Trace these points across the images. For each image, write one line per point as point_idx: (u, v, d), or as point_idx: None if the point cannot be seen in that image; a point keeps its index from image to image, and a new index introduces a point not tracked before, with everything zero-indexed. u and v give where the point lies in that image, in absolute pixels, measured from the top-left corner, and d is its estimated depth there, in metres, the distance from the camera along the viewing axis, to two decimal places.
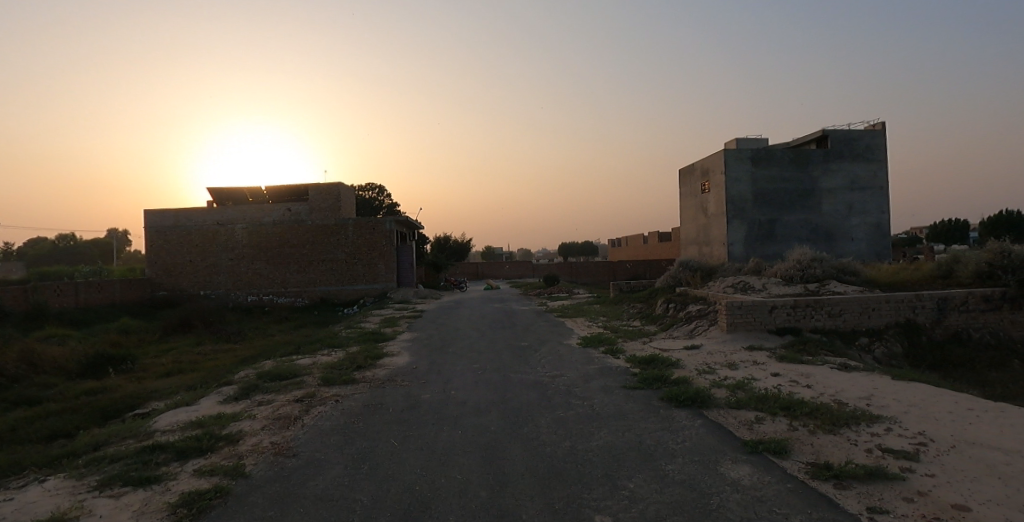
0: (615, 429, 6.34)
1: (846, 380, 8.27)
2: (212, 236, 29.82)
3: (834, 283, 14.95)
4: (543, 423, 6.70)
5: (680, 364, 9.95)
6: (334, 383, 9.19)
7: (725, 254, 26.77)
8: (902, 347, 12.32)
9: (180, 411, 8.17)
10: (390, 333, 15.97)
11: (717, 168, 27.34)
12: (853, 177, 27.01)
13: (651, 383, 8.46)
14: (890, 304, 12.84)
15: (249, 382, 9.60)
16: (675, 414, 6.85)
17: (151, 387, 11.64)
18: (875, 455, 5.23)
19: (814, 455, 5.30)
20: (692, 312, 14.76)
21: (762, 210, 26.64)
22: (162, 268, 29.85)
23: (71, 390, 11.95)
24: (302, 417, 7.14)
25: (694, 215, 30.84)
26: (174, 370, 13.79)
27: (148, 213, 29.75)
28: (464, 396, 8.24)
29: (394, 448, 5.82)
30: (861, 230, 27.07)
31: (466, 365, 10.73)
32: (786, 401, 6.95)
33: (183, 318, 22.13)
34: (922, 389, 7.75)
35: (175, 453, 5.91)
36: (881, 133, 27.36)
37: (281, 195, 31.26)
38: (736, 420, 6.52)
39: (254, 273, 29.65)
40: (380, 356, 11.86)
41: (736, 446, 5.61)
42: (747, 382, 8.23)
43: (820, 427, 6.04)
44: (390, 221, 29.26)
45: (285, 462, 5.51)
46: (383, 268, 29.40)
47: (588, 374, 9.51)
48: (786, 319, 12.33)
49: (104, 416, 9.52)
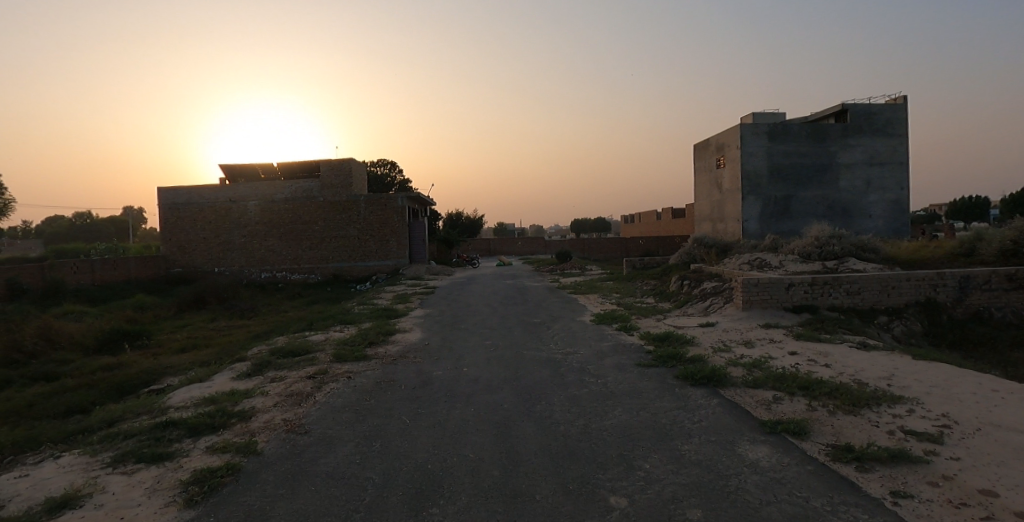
0: (629, 407, 6.25)
1: (866, 360, 8.09)
2: (225, 212, 29.92)
3: (852, 260, 14.65)
4: (557, 401, 6.62)
5: (695, 342, 9.81)
6: (347, 360, 9.18)
7: (739, 230, 26.39)
8: (922, 326, 12.06)
9: (194, 387, 8.21)
10: (402, 309, 15.99)
11: (732, 142, 26.78)
12: (872, 152, 26.35)
13: (666, 361, 8.35)
14: (910, 282, 12.55)
15: (262, 358, 9.63)
16: (690, 393, 6.74)
17: (167, 363, 11.76)
18: (897, 437, 5.09)
19: (834, 436, 5.17)
20: (707, 289, 14.57)
21: (778, 186, 26.14)
22: (176, 245, 30.09)
23: (88, 365, 12.11)
24: (314, 394, 7.13)
25: (708, 191, 30.36)
26: (189, 346, 13.91)
27: (161, 190, 29.90)
28: (476, 373, 8.18)
29: (406, 426, 5.79)
30: (879, 207, 26.51)
31: (477, 342, 10.69)
32: (805, 380, 6.80)
33: (197, 294, 22.33)
34: (945, 368, 7.54)
35: (187, 429, 5.93)
36: (903, 106, 26.56)
37: (293, 171, 31.17)
38: (753, 399, 6.39)
39: (267, 250, 29.77)
40: (392, 333, 11.83)
41: (755, 426, 5.50)
42: (764, 361, 8.09)
43: (840, 408, 5.90)
44: (401, 198, 29.14)
45: (297, 440, 5.50)
46: (395, 245, 29.41)
47: (601, 351, 9.41)
48: (803, 297, 12.11)
49: (119, 391, 9.62)
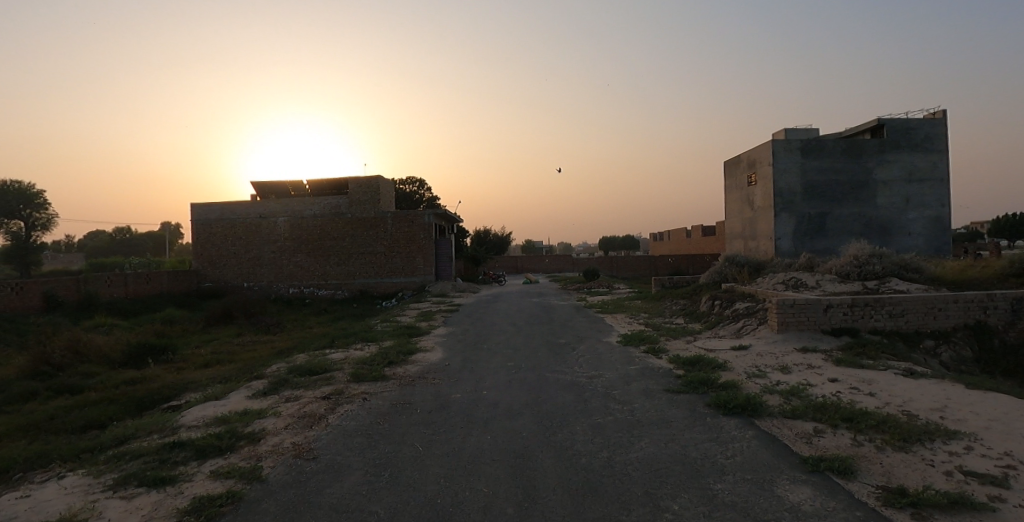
0: (656, 439, 5.85)
1: (915, 389, 7.49)
2: (255, 229, 30.40)
3: (894, 280, 13.89)
4: (579, 430, 6.23)
5: (727, 366, 9.30)
6: (364, 380, 8.96)
7: (772, 248, 25.59)
8: (972, 352, 11.26)
9: (209, 405, 8.06)
10: (425, 327, 15.76)
11: (764, 158, 26.12)
12: (911, 168, 25.35)
13: (696, 387, 7.89)
14: (958, 304, 11.76)
15: (279, 376, 9.46)
16: (723, 423, 6.29)
17: (188, 378, 11.71)
18: (956, 479, 4.56)
19: (884, 477, 4.68)
20: (739, 309, 14.00)
21: (812, 203, 25.32)
22: (208, 260, 30.63)
23: (112, 379, 12.16)
24: (326, 416, 6.90)
25: (740, 208, 29.59)
26: (212, 361, 13.91)
27: (195, 206, 30.57)
28: (496, 396, 7.87)
29: (418, 454, 5.51)
30: (919, 225, 25.42)
31: (499, 363, 10.35)
32: (848, 411, 6.29)
33: (225, 309, 22.55)
34: (1002, 400, 6.90)
35: (194, 451, 5.74)
36: (944, 121, 25.54)
37: (322, 189, 31.56)
38: (792, 432, 5.92)
39: (295, 266, 30.06)
40: (412, 352, 11.59)
41: (795, 463, 5.02)
42: (802, 388, 7.58)
43: (889, 443, 5.38)
44: (428, 215, 29.21)
45: (304, 466, 5.24)
46: (421, 262, 29.40)
47: (629, 375, 9.00)
48: (842, 319, 11.49)
49: (139, 407, 9.57)
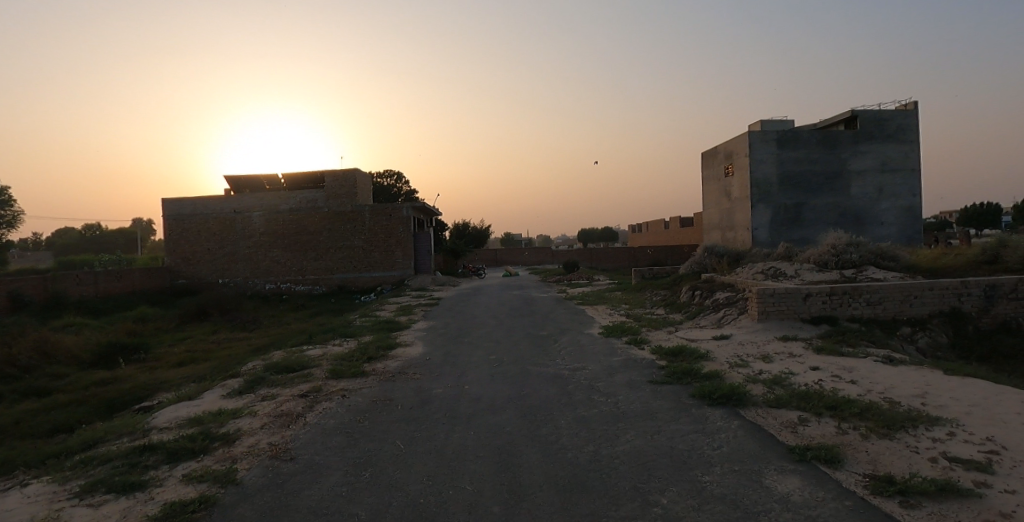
0: (642, 431, 5.77)
1: (895, 376, 7.56)
2: (229, 223, 29.72)
3: (871, 269, 14.09)
4: (564, 424, 6.14)
5: (710, 356, 9.31)
6: (343, 376, 8.75)
7: (749, 239, 25.86)
8: (947, 338, 11.47)
9: (182, 406, 7.78)
10: (405, 322, 15.56)
11: (741, 150, 26.32)
12: (884, 158, 25.78)
13: (680, 378, 7.86)
14: (934, 291, 11.95)
15: (255, 374, 9.19)
16: (708, 414, 6.26)
17: (161, 378, 11.36)
18: (941, 466, 4.56)
19: (871, 465, 4.66)
20: (720, 299, 14.08)
21: (789, 193, 25.60)
22: (182, 256, 29.90)
23: (82, 380, 11.75)
24: (304, 415, 6.70)
25: (717, 199, 29.79)
26: (187, 360, 13.54)
27: (166, 201, 29.77)
28: (478, 391, 7.75)
29: (400, 452, 5.36)
30: (892, 214, 25.90)
31: (481, 357, 10.23)
32: (832, 400, 6.29)
33: (200, 306, 22.04)
34: (980, 385, 6.99)
35: (166, 454, 5.50)
36: (915, 112, 26.01)
37: (298, 183, 30.94)
38: (777, 421, 5.90)
39: (272, 261, 29.51)
40: (392, 347, 11.39)
41: (782, 453, 5.00)
42: (785, 377, 7.60)
43: (873, 431, 5.38)
44: (407, 208, 28.86)
45: (282, 467, 5.06)
46: (400, 256, 29.06)
47: (612, 366, 8.96)
48: (822, 307, 11.60)
49: (109, 409, 9.24)
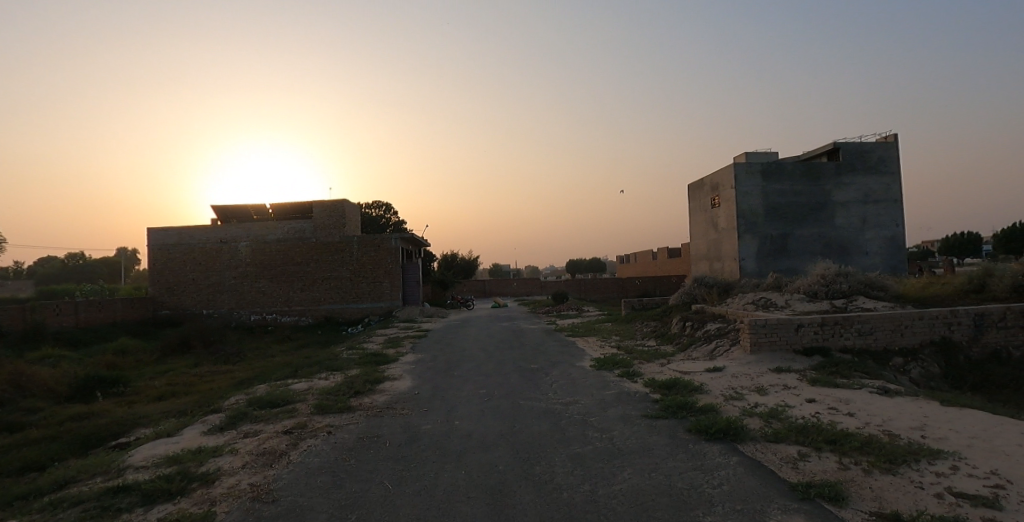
0: (640, 469, 5.59)
1: (892, 407, 7.47)
2: (215, 253, 29.36)
3: (861, 299, 14.13)
4: (558, 461, 5.95)
5: (704, 389, 9.17)
6: (329, 412, 8.49)
7: (737, 269, 25.99)
8: (940, 368, 11.43)
9: (160, 443, 7.45)
10: (393, 354, 15.30)
11: (727, 181, 26.68)
12: (866, 190, 26.24)
13: (675, 412, 7.70)
14: (924, 321, 11.98)
15: (237, 410, 8.88)
16: (706, 449, 6.10)
17: (140, 412, 10.97)
18: (947, 502, 4.43)
19: (876, 502, 4.53)
20: (711, 330, 14.00)
21: (775, 224, 25.88)
22: (166, 287, 29.40)
23: (57, 415, 11.31)
24: (288, 453, 6.43)
25: (705, 230, 30.03)
26: (168, 393, 13.13)
27: (152, 230, 29.41)
28: (469, 426, 7.54)
29: (388, 493, 5.13)
30: (876, 244, 26.23)
31: (471, 391, 10.00)
32: (831, 433, 6.16)
33: (183, 337, 21.57)
34: (979, 416, 6.91)
35: (141, 496, 5.21)
36: (895, 145, 26.63)
37: (286, 213, 30.78)
38: (777, 457, 5.75)
39: (258, 292, 29.11)
40: (380, 380, 11.12)
41: (784, 491, 4.84)
42: (781, 410, 7.47)
43: (875, 466, 5.25)
44: (395, 238, 28.75)
45: (263, 510, 4.80)
46: (388, 286, 28.80)
47: (605, 400, 8.79)
48: (814, 338, 11.55)
49: (84, 445, 8.85)
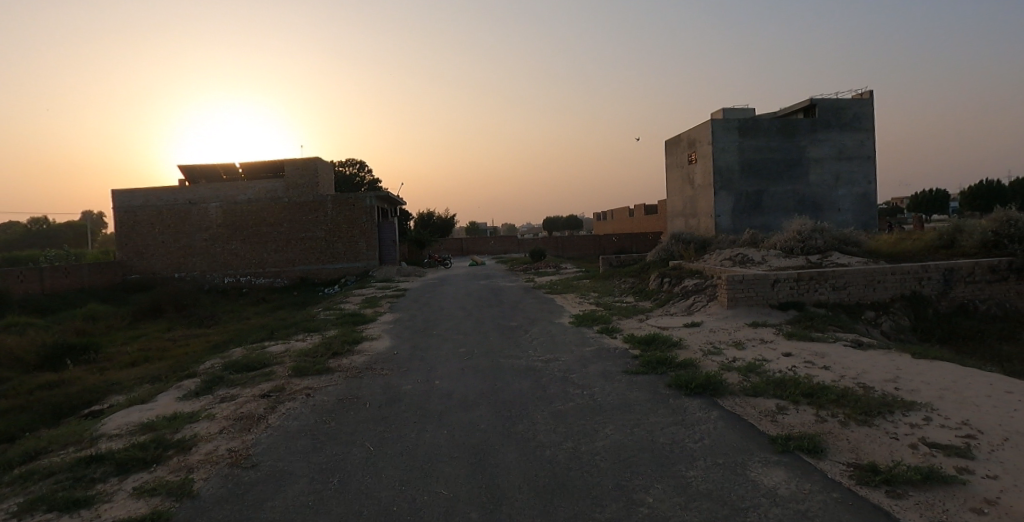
0: (622, 425, 5.63)
1: (866, 360, 7.63)
2: (184, 215, 28.46)
3: (836, 254, 14.35)
4: (540, 419, 5.95)
5: (683, 344, 9.27)
6: (307, 374, 8.37)
7: (712, 226, 26.19)
8: (909, 321, 11.74)
9: (133, 410, 7.27)
10: (371, 315, 15.13)
11: (704, 138, 26.56)
12: (841, 146, 26.39)
13: (655, 367, 7.76)
14: (896, 276, 12.23)
15: (212, 374, 8.70)
16: (686, 404, 6.16)
17: (112, 379, 10.72)
18: (922, 453, 4.54)
19: (854, 453, 4.62)
20: (689, 286, 14.12)
21: (751, 181, 25.99)
22: (134, 250, 28.53)
23: (25, 384, 11.00)
24: (266, 417, 6.32)
25: (681, 187, 30.03)
26: (141, 360, 12.85)
27: (116, 192, 28.31)
28: (449, 386, 7.50)
29: (370, 455, 5.07)
30: (848, 201, 26.58)
31: (450, 350, 9.95)
32: (808, 386, 6.26)
33: (154, 302, 21.04)
34: (949, 368, 7.11)
35: (114, 466, 5.06)
36: (870, 101, 26.70)
37: (255, 172, 29.82)
38: (756, 410, 5.83)
39: (230, 254, 28.46)
40: (358, 341, 11.01)
41: (764, 444, 4.91)
42: (759, 364, 7.58)
43: (851, 418, 5.36)
44: (370, 197, 28.17)
45: (243, 476, 4.70)
46: (364, 246, 28.37)
47: (585, 357, 8.81)
48: (789, 293, 11.72)
49: (54, 415, 8.61)
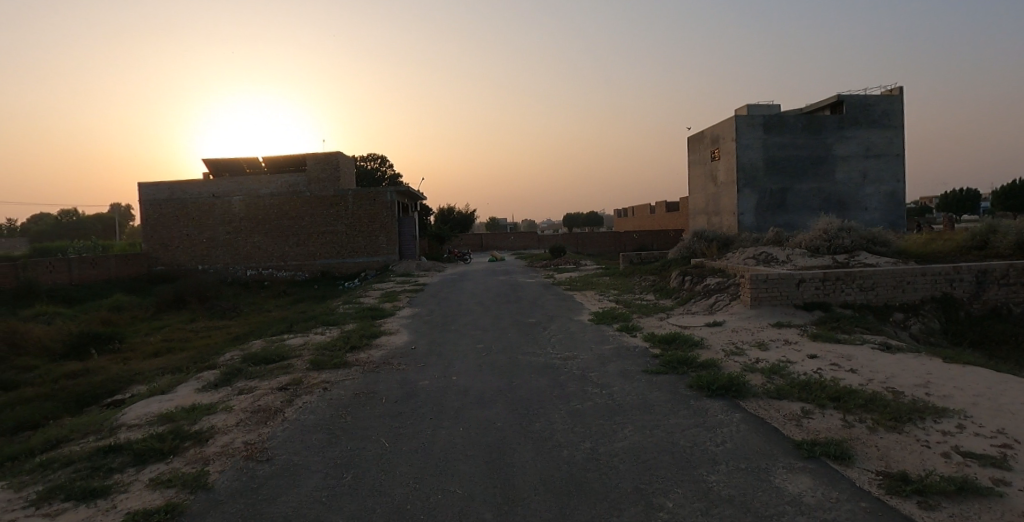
0: (641, 426, 5.50)
1: (894, 364, 7.38)
2: (208, 208, 28.91)
3: (864, 254, 13.97)
4: (557, 418, 5.85)
5: (705, 344, 9.09)
6: (324, 368, 8.39)
7: (735, 224, 25.76)
8: (940, 324, 11.36)
9: (154, 400, 7.35)
10: (389, 309, 15.17)
11: (727, 134, 26.11)
12: (868, 144, 25.73)
13: (675, 367, 7.60)
14: (926, 277, 11.85)
15: (231, 366, 8.77)
16: (708, 406, 6.00)
17: (136, 369, 10.90)
18: (956, 462, 4.34)
19: (883, 461, 4.44)
20: (711, 285, 13.87)
21: (775, 178, 25.48)
22: (160, 242, 29.07)
23: (52, 372, 11.24)
24: (283, 410, 6.33)
25: (704, 184, 29.57)
26: (163, 350, 13.05)
27: (142, 185, 28.86)
28: (466, 382, 7.44)
29: (384, 451, 5.03)
30: (875, 199, 25.90)
31: (468, 346, 9.91)
32: (835, 390, 6.06)
33: (178, 293, 21.39)
34: (982, 374, 6.84)
35: (132, 456, 5.10)
36: (899, 97, 25.97)
37: (278, 166, 30.13)
38: (780, 414, 5.66)
39: (253, 247, 28.83)
40: (376, 335, 11.03)
41: (789, 449, 4.75)
42: (783, 366, 7.38)
43: (880, 424, 5.16)
44: (391, 192, 28.28)
45: (257, 469, 4.69)
46: (384, 241, 28.51)
47: (604, 355, 8.69)
48: (815, 293, 11.44)
49: (78, 403, 8.77)
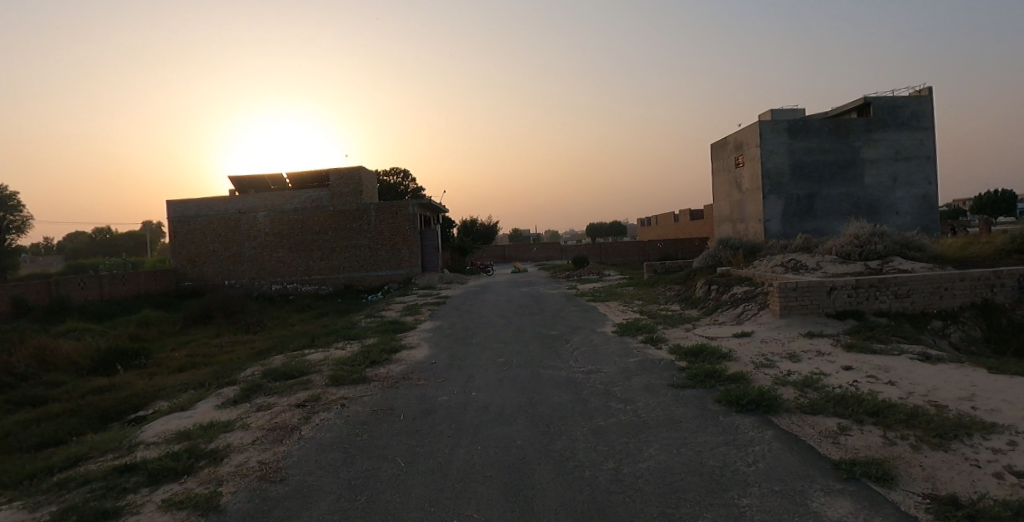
0: (667, 444, 5.26)
1: (935, 375, 6.99)
2: (234, 224, 29.41)
3: (898, 260, 13.45)
4: (580, 436, 5.65)
5: (732, 356, 8.76)
6: (343, 383, 8.31)
7: (761, 231, 25.22)
8: (982, 332, 10.81)
9: (173, 418, 7.34)
10: (411, 322, 15.11)
11: (751, 140, 25.65)
12: (898, 146, 24.99)
13: (703, 381, 7.31)
14: (965, 283, 11.32)
15: (251, 382, 8.75)
16: (738, 423, 5.72)
17: (160, 384, 10.99)
18: (1010, 484, 4.02)
19: (929, 483, 4.13)
20: (738, 294, 13.48)
21: (802, 184, 24.90)
22: (188, 258, 29.62)
23: (79, 388, 11.40)
24: (300, 428, 6.24)
25: (728, 191, 29.06)
26: (187, 365, 13.17)
27: (171, 203, 29.51)
28: (486, 398, 7.28)
29: (400, 472, 4.88)
30: (907, 203, 25.09)
31: (489, 360, 9.75)
32: (873, 404, 5.73)
33: (204, 308, 21.71)
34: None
35: (147, 476, 5.05)
36: (929, 98, 25.21)
37: (302, 182, 30.55)
38: (815, 430, 5.36)
39: (277, 261, 29.20)
40: (396, 350, 10.95)
41: (826, 469, 4.47)
42: (816, 379, 7.05)
43: (924, 441, 4.84)
44: (412, 205, 28.43)
45: (270, 490, 4.59)
46: (406, 254, 28.63)
47: (629, 369, 8.45)
48: (847, 301, 11.01)
49: (102, 419, 8.84)
